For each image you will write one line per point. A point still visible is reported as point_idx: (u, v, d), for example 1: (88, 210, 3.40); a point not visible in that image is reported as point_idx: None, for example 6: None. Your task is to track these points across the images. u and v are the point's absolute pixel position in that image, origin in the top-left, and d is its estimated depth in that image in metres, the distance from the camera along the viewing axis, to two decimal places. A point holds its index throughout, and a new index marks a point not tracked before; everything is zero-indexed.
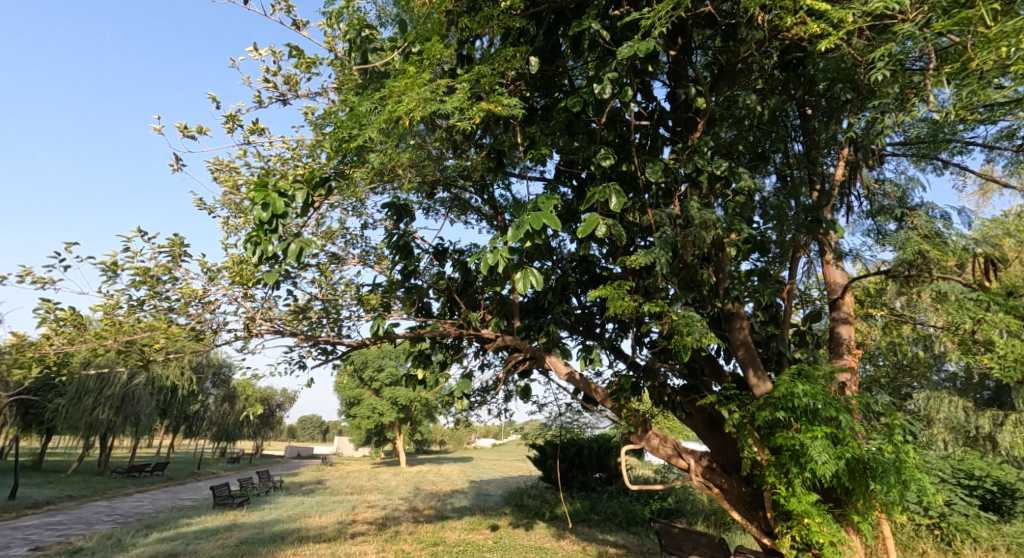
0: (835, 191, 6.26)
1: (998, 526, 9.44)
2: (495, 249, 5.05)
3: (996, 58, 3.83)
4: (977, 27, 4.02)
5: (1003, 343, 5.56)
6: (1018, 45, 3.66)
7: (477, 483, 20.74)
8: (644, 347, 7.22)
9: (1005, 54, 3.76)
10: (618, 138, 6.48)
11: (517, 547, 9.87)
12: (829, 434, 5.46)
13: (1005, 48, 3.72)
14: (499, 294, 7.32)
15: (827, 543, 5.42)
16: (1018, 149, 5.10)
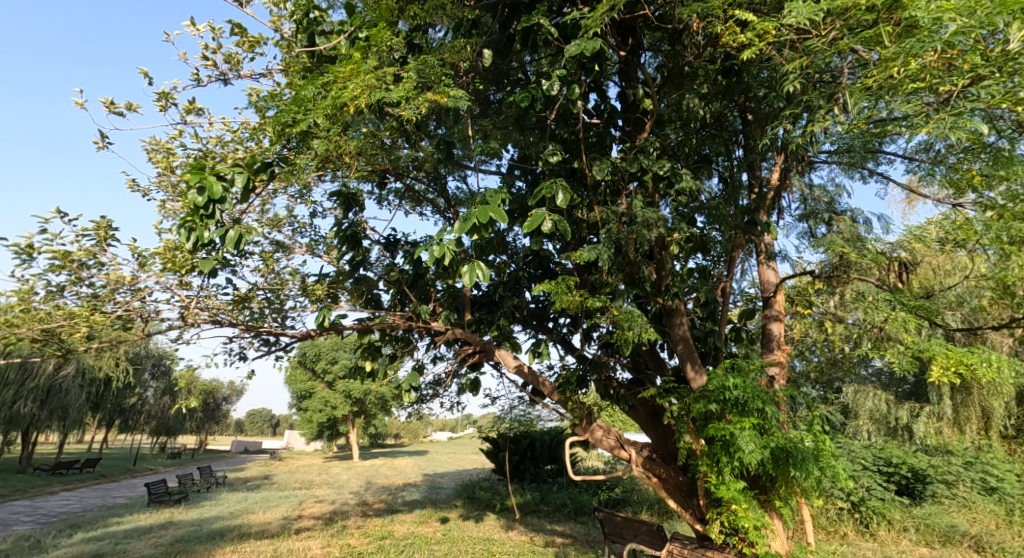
0: (771, 194, 6.56)
1: (910, 509, 10.16)
2: (441, 241, 5.02)
3: (890, 76, 4.14)
4: (878, 47, 4.33)
5: (913, 340, 5.95)
6: (906, 66, 3.99)
7: (431, 477, 20.68)
8: (592, 342, 7.35)
9: (895, 73, 4.09)
10: (570, 135, 6.55)
11: (465, 539, 9.90)
12: (756, 425, 5.72)
13: (894, 68, 4.05)
14: (451, 287, 7.20)
15: (752, 528, 5.72)
16: (933, 160, 5.44)
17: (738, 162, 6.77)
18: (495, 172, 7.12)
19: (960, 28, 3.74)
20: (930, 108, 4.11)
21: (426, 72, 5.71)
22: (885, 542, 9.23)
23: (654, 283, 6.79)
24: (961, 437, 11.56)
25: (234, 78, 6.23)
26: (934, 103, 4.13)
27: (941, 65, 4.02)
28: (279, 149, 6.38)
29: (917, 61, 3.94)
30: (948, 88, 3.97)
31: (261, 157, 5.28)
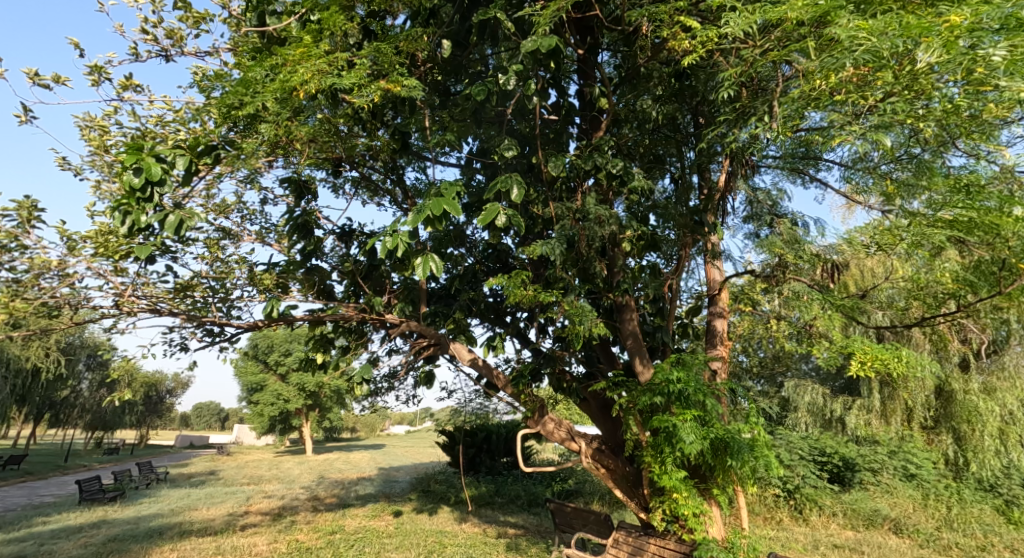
0: (718, 195, 6.81)
1: (839, 495, 10.77)
2: (395, 233, 4.88)
3: (816, 87, 4.40)
4: (805, 60, 4.59)
5: (842, 336, 6.31)
6: (826, 79, 4.25)
7: (386, 470, 20.53)
8: (546, 336, 7.45)
9: (817, 85, 4.35)
10: (528, 130, 6.59)
11: (418, 532, 9.90)
12: (698, 416, 5.96)
13: (817, 81, 4.31)
14: (407, 279, 7.13)
15: (691, 515, 5.98)
16: (866, 167, 5.76)
17: (689, 164, 6.98)
18: (452, 164, 7.10)
19: (870, 47, 4.01)
20: (850, 119, 4.39)
21: (379, 59, 5.61)
22: (815, 527, 9.76)
23: (606, 279, 6.93)
24: (888, 429, 12.29)
25: (176, 55, 5.98)
26: (851, 115, 4.41)
27: (859, 80, 4.29)
28: (226, 132, 6.18)
29: (836, 75, 4.20)
30: (864, 101, 4.25)
31: (204, 140, 5.12)
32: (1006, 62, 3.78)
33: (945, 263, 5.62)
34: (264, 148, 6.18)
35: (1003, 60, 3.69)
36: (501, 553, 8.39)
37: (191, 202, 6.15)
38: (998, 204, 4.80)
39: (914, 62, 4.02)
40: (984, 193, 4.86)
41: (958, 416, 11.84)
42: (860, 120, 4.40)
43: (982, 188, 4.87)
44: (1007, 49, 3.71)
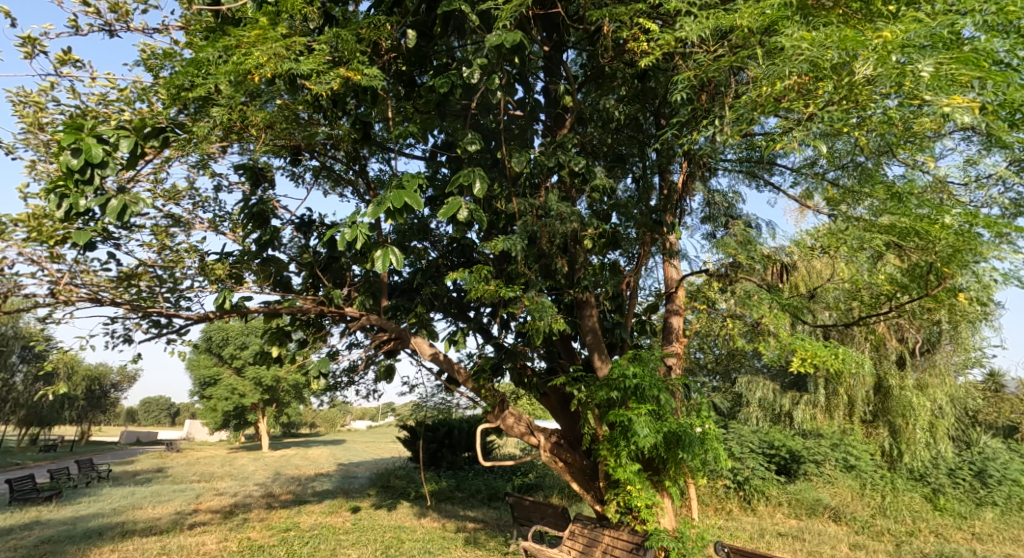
0: (676, 196, 6.99)
1: (784, 486, 11.25)
2: (354, 224, 4.79)
3: (764, 93, 4.61)
4: (754, 67, 4.80)
5: (788, 334, 6.60)
6: (771, 86, 4.47)
7: (346, 466, 20.29)
8: (507, 331, 7.52)
9: (763, 92, 4.56)
10: (492, 126, 6.62)
11: (376, 527, 9.85)
12: (652, 410, 6.12)
13: (763, 88, 4.53)
14: (368, 272, 6.99)
15: (644, 506, 6.15)
16: (814, 173, 6.02)
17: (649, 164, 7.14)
18: (416, 157, 7.05)
19: (809, 56, 4.24)
20: (794, 124, 4.60)
21: (340, 46, 5.53)
22: (762, 516, 10.18)
23: (567, 275, 7.02)
24: (831, 423, 12.86)
25: (122, 30, 5.73)
26: (795, 121, 4.63)
27: (802, 88, 4.51)
28: (176, 114, 5.98)
29: (780, 83, 4.43)
30: (807, 107, 4.47)
31: (152, 123, 4.96)
32: (933, 76, 3.99)
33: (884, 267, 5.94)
34: (218, 132, 6.02)
35: (930, 74, 3.90)
36: (458, 547, 8.44)
37: (137, 186, 5.90)
38: (931, 213, 5.07)
39: (851, 73, 4.22)
40: (918, 202, 5.16)
41: (894, 411, 12.49)
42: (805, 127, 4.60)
43: (915, 196, 5.17)
44: (934, 65, 3.92)
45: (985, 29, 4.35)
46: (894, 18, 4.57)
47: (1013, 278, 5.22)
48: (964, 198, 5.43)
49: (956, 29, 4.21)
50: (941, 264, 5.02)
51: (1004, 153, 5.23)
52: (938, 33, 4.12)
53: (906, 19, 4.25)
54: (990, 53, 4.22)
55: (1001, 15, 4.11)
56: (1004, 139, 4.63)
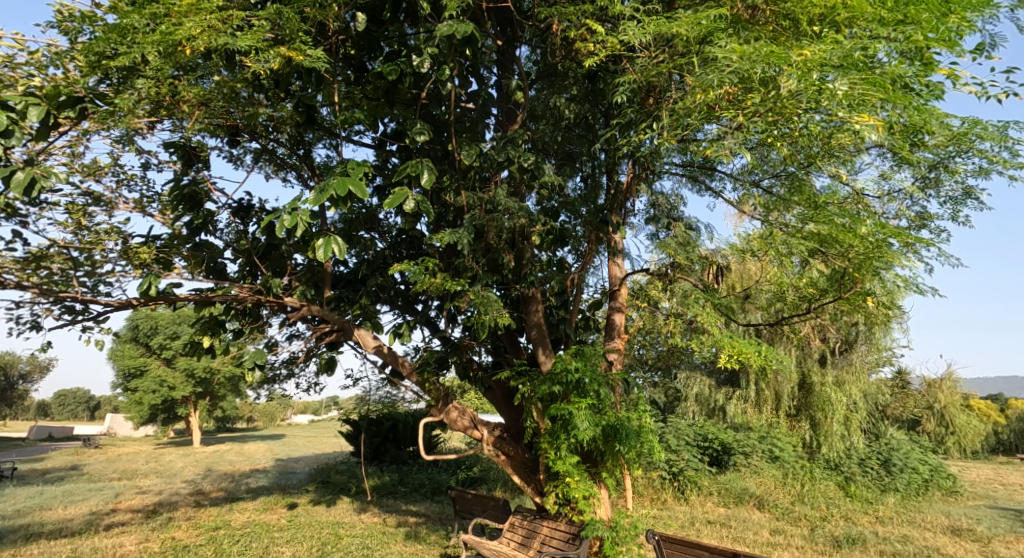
0: (622, 196, 7.18)
1: (716, 476, 11.80)
2: (294, 211, 4.47)
3: (700, 101, 4.83)
4: (690, 75, 5.04)
5: (721, 331, 6.94)
6: (704, 94, 4.71)
7: (284, 461, 19.79)
8: (454, 324, 7.51)
9: (697, 99, 4.78)
10: (442, 117, 6.59)
11: (313, 524, 9.67)
12: (592, 404, 6.29)
13: (696, 95, 4.76)
14: (310, 261, 6.82)
15: (581, 497, 6.30)
16: (750, 179, 6.32)
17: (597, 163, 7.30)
18: (365, 145, 6.93)
19: (737, 68, 4.52)
20: (725, 132, 4.84)
21: (282, 24, 5.37)
22: (693, 505, 10.68)
23: (514, 270, 7.09)
24: (760, 416, 13.56)
25: None
26: (726, 129, 4.87)
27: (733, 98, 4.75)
28: (96, 84, 5.53)
29: (712, 91, 4.68)
30: (736, 116, 4.72)
31: (68, 92, 4.63)
32: (846, 95, 4.31)
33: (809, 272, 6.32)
34: (145, 106, 5.63)
35: (843, 92, 4.22)
36: (398, 542, 8.40)
37: (49, 160, 5.46)
38: (849, 223, 5.45)
39: (777, 87, 4.50)
40: (838, 212, 5.53)
41: (815, 405, 13.30)
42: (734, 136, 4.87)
43: (835, 206, 5.55)
44: (847, 84, 4.24)
45: (895, 55, 4.75)
46: (817, 39, 4.92)
47: (914, 285, 5.66)
48: (878, 210, 5.85)
49: (869, 53, 4.59)
50: (853, 269, 5.39)
51: (913, 170, 5.68)
52: (853, 57, 4.50)
53: (828, 40, 4.62)
54: (897, 78, 4.62)
55: (909, 43, 4.57)
56: (910, 156, 5.05)
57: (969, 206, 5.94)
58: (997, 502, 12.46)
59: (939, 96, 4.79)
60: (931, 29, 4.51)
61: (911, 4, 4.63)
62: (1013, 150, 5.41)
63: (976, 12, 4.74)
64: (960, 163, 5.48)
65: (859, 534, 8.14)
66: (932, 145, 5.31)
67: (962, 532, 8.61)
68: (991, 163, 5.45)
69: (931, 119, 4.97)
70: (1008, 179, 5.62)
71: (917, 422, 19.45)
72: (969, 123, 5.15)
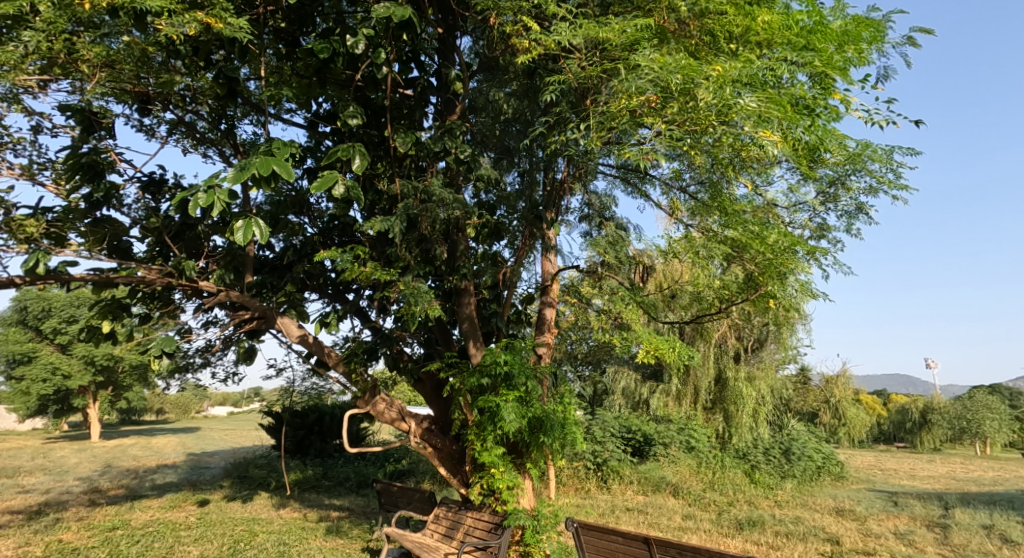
0: (558, 193, 7.28)
1: (636, 466, 12.29)
2: (212, 189, 4.23)
3: (624, 107, 5.02)
4: (615, 80, 5.23)
5: (644, 327, 7.22)
6: (628, 100, 4.91)
7: (198, 455, 18.78)
8: (384, 315, 7.38)
9: (621, 105, 4.98)
10: (376, 102, 6.42)
11: (226, 521, 9.24)
12: (519, 397, 6.37)
13: (621, 100, 4.96)
14: (230, 244, 6.46)
15: (505, 487, 6.39)
16: (676, 184, 6.58)
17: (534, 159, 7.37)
18: (295, 124, 6.65)
19: (656, 76, 4.76)
20: (645, 138, 5.05)
21: None
22: (615, 493, 11.09)
23: (448, 262, 7.05)
24: (679, 409, 14.22)
25: None
26: (646, 135, 5.08)
27: (654, 105, 4.95)
28: None
29: (635, 97, 4.89)
30: (656, 122, 4.94)
31: None
32: (753, 111, 4.60)
33: (724, 274, 6.69)
34: (36, 62, 5.20)
35: (750, 108, 4.52)
36: (317, 538, 8.19)
37: None
38: (758, 230, 5.82)
39: (693, 99, 4.74)
40: (750, 220, 5.89)
41: (729, 399, 14.12)
42: (651, 141, 5.12)
43: (745, 213, 5.92)
44: (754, 101, 4.56)
45: (799, 78, 5.15)
46: (733, 57, 5.26)
47: (809, 290, 6.14)
48: (785, 220, 6.29)
49: (775, 74, 4.97)
50: (758, 273, 5.78)
51: (815, 185, 6.13)
52: (761, 77, 4.89)
53: (740, 60, 4.99)
54: (799, 99, 5.03)
55: (809, 67, 5.04)
56: (810, 171, 5.49)
57: (860, 220, 6.48)
58: (878, 486, 13.78)
59: (835, 118, 5.25)
60: (828, 57, 4.99)
61: (813, 33, 5.10)
62: (897, 172, 5.97)
63: (868, 45, 5.23)
64: (854, 181, 5.98)
65: (759, 516, 8.76)
66: (831, 162, 5.76)
67: (845, 512, 9.45)
68: (879, 183, 5.99)
69: (828, 139, 5.43)
70: (892, 198, 6.20)
71: (816, 414, 21.13)
72: (861, 146, 5.64)
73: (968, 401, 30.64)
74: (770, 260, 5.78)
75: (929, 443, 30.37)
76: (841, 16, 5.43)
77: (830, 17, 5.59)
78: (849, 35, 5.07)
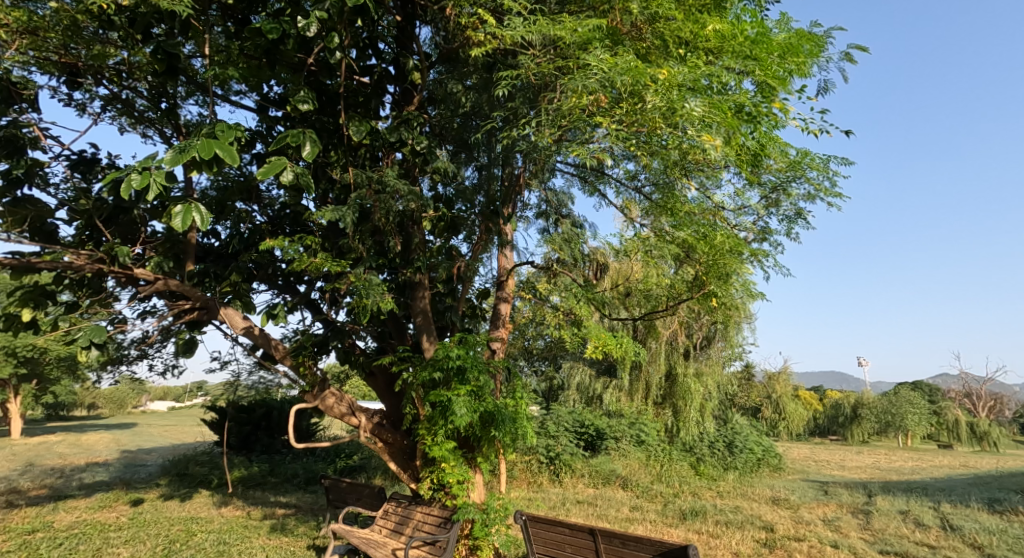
0: (515, 189, 7.25)
1: (587, 459, 12.48)
2: (147, 171, 4.01)
3: (574, 105, 5.08)
4: (567, 79, 5.28)
5: (595, 322, 7.30)
6: (578, 98, 4.98)
7: (136, 453, 17.93)
8: (336, 307, 7.17)
9: (571, 104, 5.04)
10: (329, 88, 6.24)
11: (160, 521, 8.84)
12: (472, 391, 6.32)
13: (571, 99, 5.01)
14: (170, 230, 6.14)
15: (455, 482, 6.33)
16: (630, 184, 6.67)
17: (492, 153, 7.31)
18: (244, 107, 6.38)
19: (606, 77, 4.85)
20: (594, 136, 5.12)
21: None
22: (566, 486, 11.22)
23: (402, 254, 6.91)
24: (631, 404, 14.52)
25: None
26: (594, 134, 5.15)
27: (603, 105, 5.04)
28: None
29: (584, 96, 4.97)
30: (604, 121, 5.03)
31: None
32: (698, 116, 4.73)
33: (671, 273, 6.83)
34: None
35: (695, 112, 4.65)
36: (260, 536, 7.95)
37: None
38: (703, 231, 5.98)
39: (641, 101, 4.85)
40: (696, 221, 6.04)
41: (678, 394, 14.50)
42: (601, 142, 5.21)
43: (691, 215, 6.08)
44: (699, 106, 4.69)
45: (744, 86, 5.32)
46: (682, 63, 5.38)
47: (751, 290, 6.36)
48: (731, 223, 6.47)
49: (721, 80, 5.13)
50: (703, 274, 5.95)
51: (759, 190, 6.34)
52: (706, 83, 5.03)
53: (688, 66, 5.12)
54: (742, 106, 5.20)
55: (752, 76, 5.22)
56: (752, 176, 5.69)
57: (800, 225, 6.73)
58: (812, 476, 14.49)
59: (776, 126, 5.44)
60: (770, 67, 5.17)
61: (756, 44, 5.29)
62: (833, 181, 6.26)
63: (809, 58, 5.46)
64: (794, 188, 6.22)
65: (701, 507, 9.04)
66: (773, 168, 5.98)
67: (781, 501, 9.89)
68: (817, 190, 6.24)
69: (769, 147, 5.64)
70: (828, 206, 6.50)
71: (758, 409, 22.02)
72: (800, 154, 5.89)
73: (895, 397, 32.60)
74: (716, 260, 5.94)
75: (858, 436, 32.17)
76: (785, 29, 5.65)
77: (775, 30, 5.81)
78: (791, 47, 5.29)
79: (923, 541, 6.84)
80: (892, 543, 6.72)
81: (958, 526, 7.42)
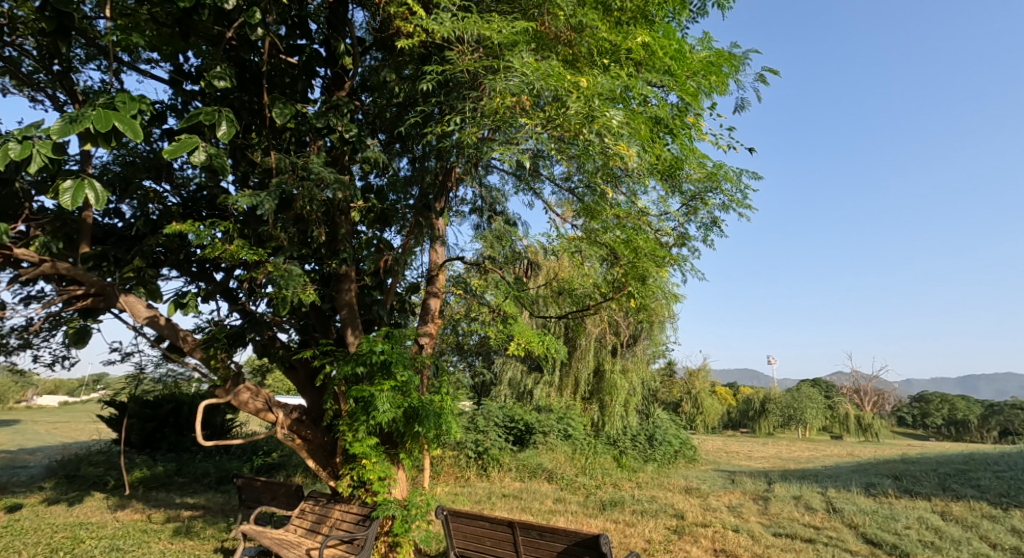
0: (447, 183, 7.15)
1: (515, 453, 12.64)
2: (28, 141, 3.62)
3: (498, 107, 5.09)
4: (493, 80, 5.29)
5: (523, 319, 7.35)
6: (502, 100, 4.99)
7: (26, 453, 16.41)
8: (254, 298, 6.80)
9: (496, 106, 5.06)
10: (251, 65, 5.91)
11: (45, 527, 8.12)
12: (396, 387, 6.20)
13: (496, 101, 5.02)
14: (62, 208, 5.62)
15: (376, 479, 6.19)
16: (559, 184, 6.74)
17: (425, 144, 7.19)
18: (154, 78, 5.93)
19: (530, 82, 4.90)
20: (516, 139, 5.16)
21: None
22: (492, 480, 11.30)
23: (328, 245, 6.65)
24: (560, 399, 14.86)
25: None
26: (518, 137, 5.19)
27: (527, 108, 5.08)
28: None
29: (507, 99, 4.99)
30: (527, 124, 5.07)
31: None
32: (618, 126, 4.86)
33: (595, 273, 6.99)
34: None
35: (615, 122, 4.78)
36: (161, 541, 7.47)
37: None
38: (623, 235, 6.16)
39: (564, 108, 4.93)
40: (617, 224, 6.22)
41: (604, 390, 14.96)
42: (525, 144, 5.27)
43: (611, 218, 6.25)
44: (619, 116, 4.83)
45: (664, 99, 5.51)
46: (606, 73, 5.51)
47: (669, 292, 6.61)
48: (652, 228, 6.71)
49: (641, 93, 5.33)
50: (623, 276, 6.13)
51: (679, 198, 6.61)
52: (627, 94, 5.21)
53: (610, 77, 5.25)
54: (661, 119, 5.41)
55: (670, 90, 5.46)
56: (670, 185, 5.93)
57: (716, 233, 7.08)
58: (721, 467, 15.39)
59: (692, 139, 5.70)
60: (686, 83, 5.42)
61: (675, 60, 5.52)
62: (746, 193, 6.63)
63: (724, 76, 5.75)
64: (711, 198, 6.54)
65: (620, 497, 9.37)
66: (692, 178, 6.26)
67: (693, 490, 10.41)
68: (731, 201, 6.59)
69: (687, 158, 5.89)
70: (740, 216, 6.88)
71: (678, 404, 23.17)
72: (716, 166, 6.20)
73: (797, 392, 35.25)
74: (636, 263, 6.15)
75: (765, 429, 34.47)
76: (706, 47, 5.93)
77: (697, 47, 6.09)
78: (707, 64, 5.53)
79: (813, 523, 7.41)
80: (786, 526, 7.24)
81: (842, 510, 8.10)
